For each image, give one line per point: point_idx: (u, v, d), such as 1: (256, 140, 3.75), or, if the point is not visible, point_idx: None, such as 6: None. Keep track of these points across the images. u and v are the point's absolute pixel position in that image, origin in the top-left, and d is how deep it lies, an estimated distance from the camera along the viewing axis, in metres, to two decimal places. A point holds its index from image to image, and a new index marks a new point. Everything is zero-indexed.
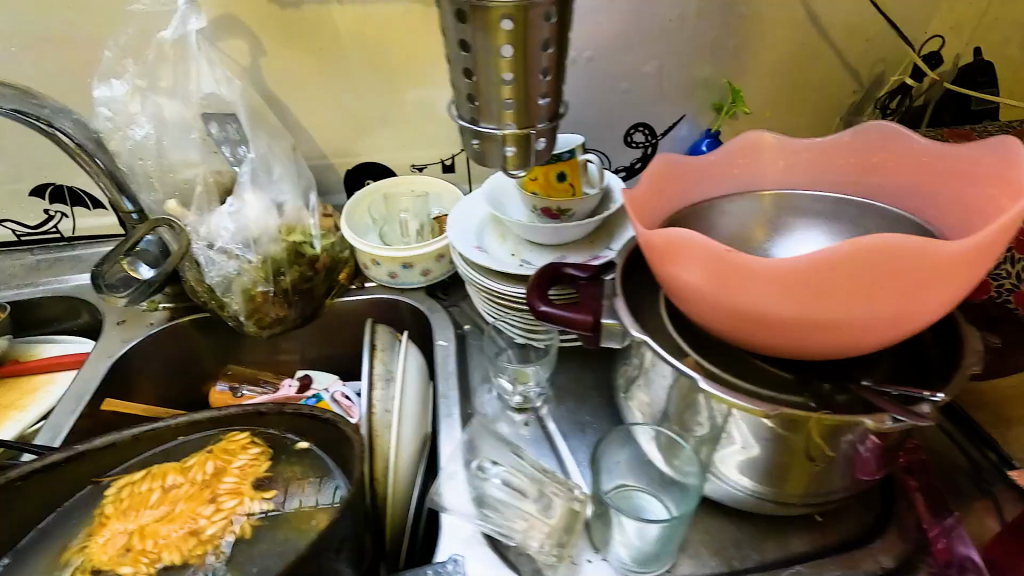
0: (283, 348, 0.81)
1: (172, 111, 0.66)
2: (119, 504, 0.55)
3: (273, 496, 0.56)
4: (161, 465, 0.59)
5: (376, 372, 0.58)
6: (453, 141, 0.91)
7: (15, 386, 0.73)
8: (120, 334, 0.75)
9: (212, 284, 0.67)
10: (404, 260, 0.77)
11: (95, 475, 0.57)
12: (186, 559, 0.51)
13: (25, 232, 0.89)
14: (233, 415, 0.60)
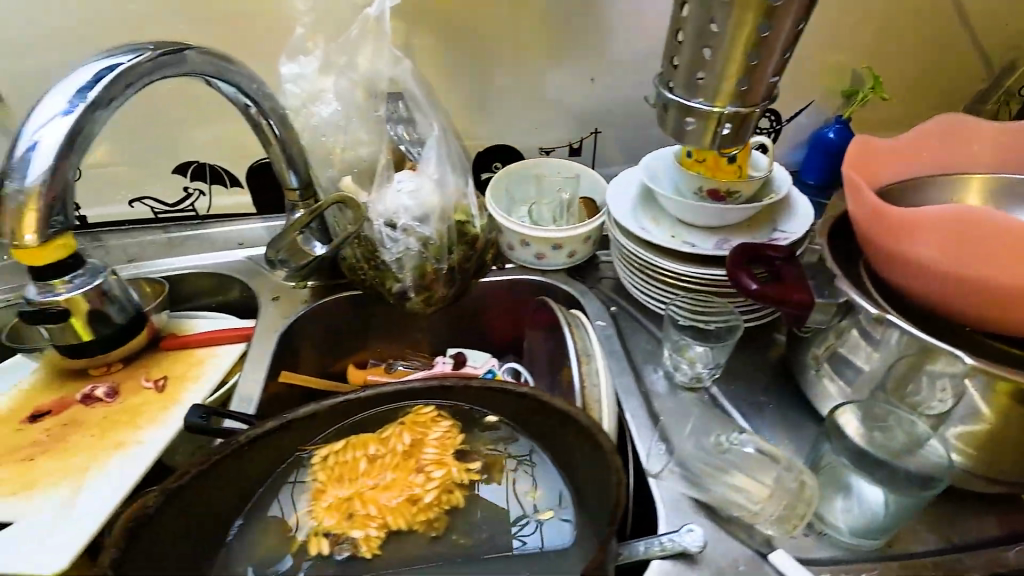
0: (429, 327, 0.82)
1: (353, 90, 0.66)
2: (329, 472, 0.56)
3: (478, 468, 0.57)
4: (358, 434, 0.59)
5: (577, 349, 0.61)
6: (584, 124, 0.91)
7: (180, 359, 0.74)
8: (279, 311, 0.76)
9: (388, 262, 0.69)
10: (555, 241, 0.78)
11: (299, 444, 0.57)
12: (411, 525, 0.53)
13: (163, 209, 0.90)
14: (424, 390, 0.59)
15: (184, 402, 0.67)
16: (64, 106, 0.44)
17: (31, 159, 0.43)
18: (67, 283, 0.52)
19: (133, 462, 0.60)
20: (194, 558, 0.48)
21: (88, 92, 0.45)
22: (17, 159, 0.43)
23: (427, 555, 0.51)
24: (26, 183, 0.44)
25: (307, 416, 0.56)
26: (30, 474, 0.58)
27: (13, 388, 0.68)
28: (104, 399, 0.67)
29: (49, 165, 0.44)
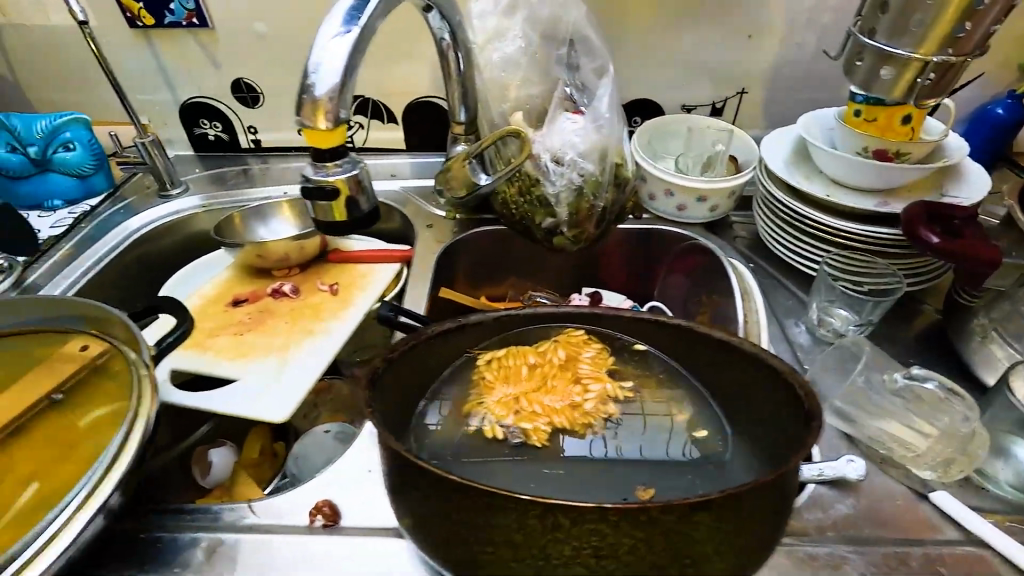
0: (565, 267, 0.87)
1: (535, 30, 0.71)
2: (496, 372, 0.62)
3: (632, 386, 0.62)
4: (518, 346, 0.65)
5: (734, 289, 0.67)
6: (732, 84, 0.91)
7: (342, 271, 0.82)
8: (434, 237, 0.83)
9: (548, 194, 0.73)
10: (700, 193, 0.80)
11: (467, 347, 0.62)
12: (573, 424, 0.58)
13: (325, 139, 0.99)
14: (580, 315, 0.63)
15: (357, 305, 0.75)
16: (341, 26, 0.46)
17: (319, 75, 0.45)
18: (335, 166, 0.52)
19: (324, 344, 0.68)
20: (396, 426, 0.54)
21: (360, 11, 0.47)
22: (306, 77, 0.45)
23: (590, 449, 0.55)
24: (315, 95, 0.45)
25: (478, 323, 0.61)
26: (243, 345, 0.68)
27: (215, 279, 0.80)
28: (289, 295, 0.76)
29: (336, 79, 0.45)
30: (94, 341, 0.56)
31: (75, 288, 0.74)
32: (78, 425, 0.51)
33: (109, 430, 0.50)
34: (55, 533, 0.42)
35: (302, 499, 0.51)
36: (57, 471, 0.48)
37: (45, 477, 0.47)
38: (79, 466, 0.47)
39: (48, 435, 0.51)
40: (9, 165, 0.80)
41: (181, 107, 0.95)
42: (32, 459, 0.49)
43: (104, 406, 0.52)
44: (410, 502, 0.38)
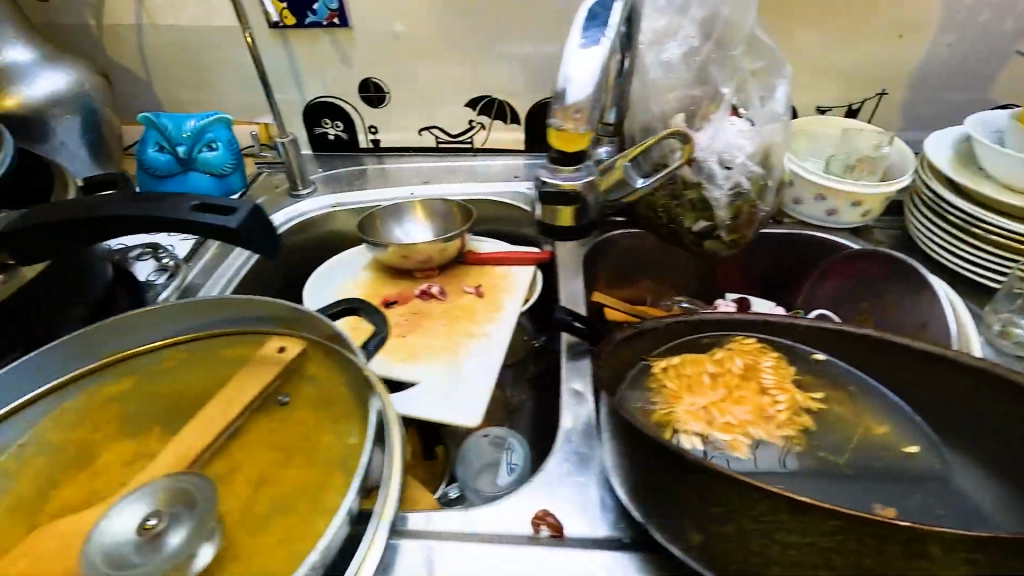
0: (702, 272, 0.85)
1: (702, 29, 0.69)
2: (676, 380, 0.61)
3: (823, 398, 0.60)
4: (692, 353, 0.65)
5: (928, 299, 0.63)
6: (874, 84, 0.88)
7: (480, 273, 0.82)
8: (573, 240, 0.82)
9: (709, 197, 0.71)
10: (856, 198, 0.76)
11: (643, 353, 0.63)
12: (772, 436, 0.56)
13: (445, 139, 0.98)
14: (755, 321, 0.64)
15: (507, 307, 0.75)
16: (584, 38, 0.45)
17: (571, 88, 0.45)
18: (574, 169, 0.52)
19: (490, 347, 0.68)
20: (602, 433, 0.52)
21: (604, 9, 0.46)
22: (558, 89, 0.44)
23: (800, 461, 0.54)
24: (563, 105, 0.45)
25: (653, 329, 0.64)
26: (407, 346, 0.68)
27: (358, 280, 0.81)
28: (437, 297, 0.76)
29: (587, 91, 0.44)
30: (290, 340, 0.57)
31: (230, 286, 0.74)
32: (305, 428, 0.51)
33: (344, 431, 0.50)
34: (367, 545, 0.43)
35: (517, 509, 0.49)
36: (303, 473, 0.48)
37: (292, 481, 0.47)
38: (324, 467, 0.48)
39: (276, 438, 0.51)
40: (156, 163, 0.81)
41: (306, 107, 0.96)
42: (274, 464, 0.49)
43: (328, 408, 0.52)
44: (703, 522, 0.37)
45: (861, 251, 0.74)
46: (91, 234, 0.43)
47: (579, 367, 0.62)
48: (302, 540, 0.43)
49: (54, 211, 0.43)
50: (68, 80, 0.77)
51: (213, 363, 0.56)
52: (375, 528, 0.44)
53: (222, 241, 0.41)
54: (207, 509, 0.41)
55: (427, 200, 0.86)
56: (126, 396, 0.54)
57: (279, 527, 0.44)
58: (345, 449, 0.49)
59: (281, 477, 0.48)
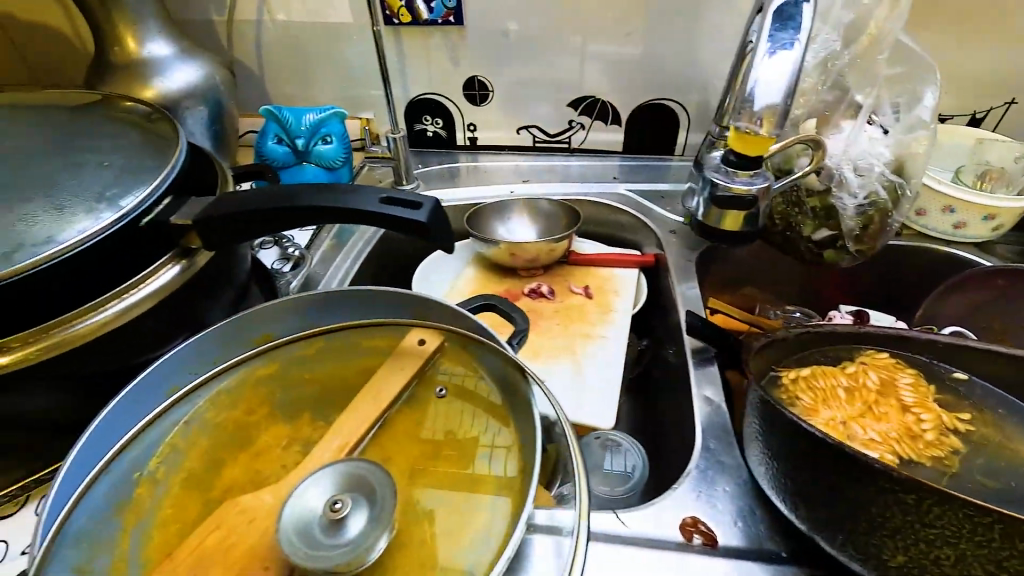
0: (812, 281, 0.83)
1: (840, 33, 0.67)
2: (810, 394, 0.60)
3: (972, 420, 0.57)
4: (823, 366, 0.62)
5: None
6: (1003, 93, 0.83)
7: (586, 274, 0.81)
8: (682, 244, 0.81)
9: (836, 204, 0.69)
10: (991, 211, 0.72)
11: (773, 364, 0.61)
12: (918, 458, 0.54)
13: (543, 139, 0.99)
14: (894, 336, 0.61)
15: (619, 309, 0.74)
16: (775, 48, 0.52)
17: (760, 97, 0.52)
18: (750, 177, 0.59)
19: (609, 348, 0.67)
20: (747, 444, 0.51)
21: (796, 31, 0.52)
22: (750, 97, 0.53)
23: (957, 485, 0.51)
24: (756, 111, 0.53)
25: (784, 339, 0.61)
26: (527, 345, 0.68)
27: (465, 276, 0.82)
28: (547, 297, 0.76)
29: (776, 98, 0.52)
30: (428, 333, 0.57)
31: (347, 277, 0.76)
32: (463, 422, 0.52)
33: (504, 426, 0.50)
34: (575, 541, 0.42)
35: (665, 514, 0.49)
36: (471, 468, 0.48)
37: (460, 474, 0.48)
38: (493, 463, 0.48)
39: (432, 433, 0.51)
40: (276, 155, 0.84)
41: (409, 103, 0.97)
42: (437, 459, 0.49)
43: (483, 402, 0.52)
44: (911, 545, 0.36)
45: (995, 267, 0.70)
46: (281, 224, 0.44)
47: (707, 374, 0.61)
48: (492, 536, 0.42)
49: (246, 204, 0.44)
50: (200, 73, 0.80)
51: (349, 354, 0.57)
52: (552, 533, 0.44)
53: (414, 236, 0.43)
54: (387, 504, 0.41)
55: (532, 199, 0.86)
56: (276, 384, 0.54)
57: (464, 522, 0.44)
58: (508, 446, 0.48)
59: (448, 471, 0.48)
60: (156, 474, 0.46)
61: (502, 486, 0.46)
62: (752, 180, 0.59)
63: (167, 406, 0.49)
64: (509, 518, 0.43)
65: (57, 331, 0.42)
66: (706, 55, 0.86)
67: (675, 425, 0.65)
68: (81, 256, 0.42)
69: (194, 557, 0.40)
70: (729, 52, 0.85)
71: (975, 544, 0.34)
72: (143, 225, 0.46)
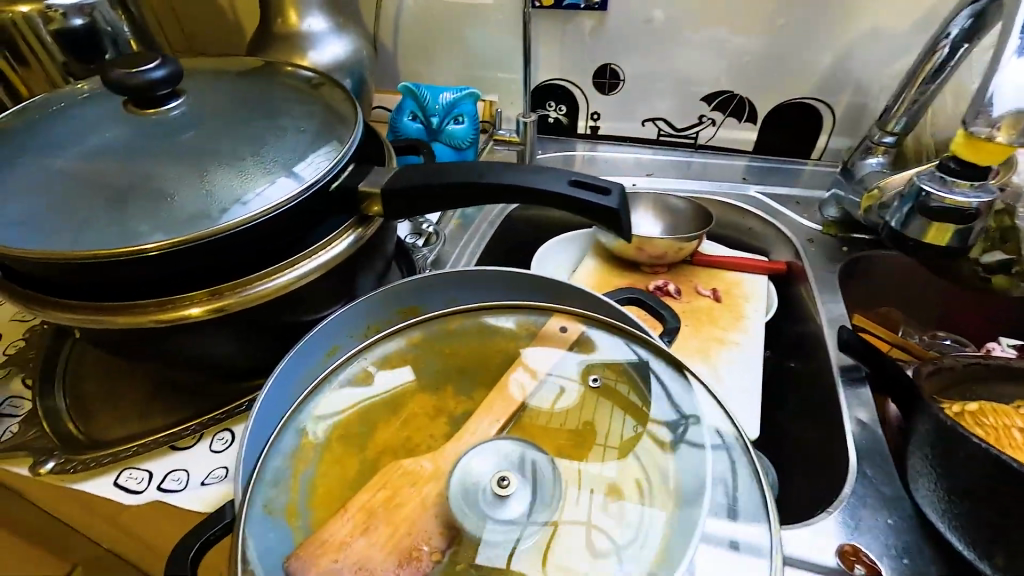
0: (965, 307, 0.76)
1: None
2: (979, 430, 0.55)
3: None
4: (991, 402, 0.57)
5: None
6: None
7: (712, 276, 0.78)
8: (821, 255, 0.76)
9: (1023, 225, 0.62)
10: None
11: (936, 394, 0.56)
12: None
13: (668, 133, 0.96)
14: None
15: (752, 316, 0.71)
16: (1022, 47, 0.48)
17: (996, 103, 0.49)
18: (970, 188, 0.58)
19: (745, 355, 0.65)
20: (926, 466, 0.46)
21: None
22: (980, 106, 0.50)
23: None
24: (989, 120, 0.50)
25: (950, 368, 0.57)
26: None
27: (585, 267, 0.81)
28: (674, 296, 0.74)
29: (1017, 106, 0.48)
30: (572, 320, 0.55)
31: (473, 257, 0.77)
32: (612, 418, 0.50)
33: (661, 429, 0.48)
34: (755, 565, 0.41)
35: (818, 538, 0.46)
36: (628, 468, 0.47)
37: (615, 472, 0.47)
38: (652, 466, 0.47)
39: (580, 425, 0.50)
40: (409, 132, 0.86)
41: (535, 88, 0.97)
42: (588, 452, 0.48)
43: (634, 400, 0.51)
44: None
45: None
46: (462, 199, 0.45)
47: (858, 396, 0.57)
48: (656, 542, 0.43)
49: (435, 174, 0.46)
50: (349, 47, 0.83)
51: (491, 332, 0.56)
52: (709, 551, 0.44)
53: (599, 222, 0.42)
54: (553, 494, 0.44)
55: (662, 195, 0.84)
56: (421, 355, 0.54)
57: (626, 523, 0.44)
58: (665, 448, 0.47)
59: (603, 467, 0.47)
60: (320, 432, 0.47)
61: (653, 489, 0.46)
62: (973, 192, 0.57)
63: (330, 370, 0.50)
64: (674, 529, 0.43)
65: (246, 288, 0.45)
66: (866, 53, 0.80)
67: (811, 444, 0.62)
68: (277, 217, 0.45)
69: (366, 517, 0.42)
70: (894, 51, 0.79)
71: None
72: (331, 190, 0.47)
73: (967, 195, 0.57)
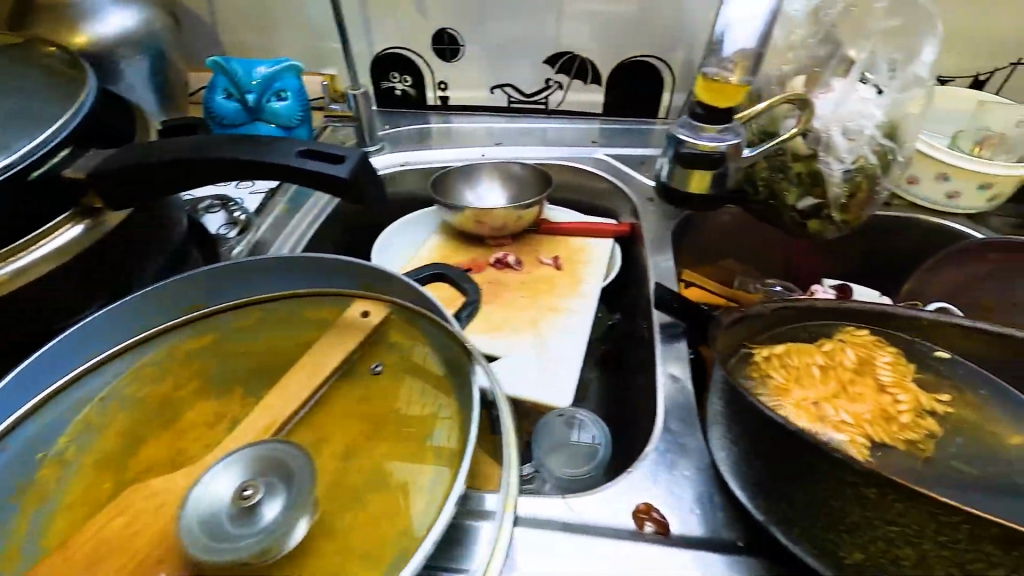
0: (792, 252, 0.79)
1: None
2: (783, 372, 0.56)
3: (949, 400, 0.54)
4: (798, 342, 0.59)
5: None
6: (1009, 53, 0.78)
7: (557, 244, 0.77)
8: (658, 212, 0.76)
9: (826, 170, 0.64)
10: (986, 180, 0.68)
11: (745, 340, 0.57)
12: (891, 438, 0.51)
13: (518, 99, 0.92)
14: (870, 310, 0.58)
15: (589, 281, 0.70)
16: None
17: None
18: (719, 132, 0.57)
19: (577, 321, 0.63)
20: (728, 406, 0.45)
21: None
22: None
23: (929, 468, 0.48)
24: None
25: (758, 314, 0.58)
26: (486, 317, 0.64)
27: (427, 245, 0.77)
28: (514, 268, 0.72)
29: None
30: (373, 305, 0.52)
31: (300, 243, 0.71)
32: (401, 402, 0.48)
33: (443, 405, 0.46)
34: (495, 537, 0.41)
35: (617, 500, 0.46)
36: (410, 453, 0.44)
37: (397, 460, 0.44)
38: (433, 446, 0.44)
39: (370, 415, 0.48)
40: (224, 112, 0.77)
41: (375, 57, 0.90)
42: (373, 440, 0.46)
43: (423, 382, 0.49)
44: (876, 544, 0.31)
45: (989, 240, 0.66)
46: (203, 175, 0.40)
47: (674, 351, 0.58)
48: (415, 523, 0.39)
49: (156, 152, 0.40)
50: (139, 18, 0.74)
51: (287, 328, 0.53)
52: (501, 520, 0.41)
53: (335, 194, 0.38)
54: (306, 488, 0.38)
55: (504, 163, 0.81)
56: (211, 355, 0.51)
57: (403, 509, 0.40)
58: (449, 421, 0.45)
59: (384, 455, 0.45)
60: (67, 455, 0.43)
61: (432, 463, 0.43)
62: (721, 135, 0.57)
63: (81, 370, 0.45)
64: (432, 508, 0.39)
65: None
66: (692, 7, 0.80)
67: (641, 402, 0.62)
68: None
69: (91, 551, 0.36)
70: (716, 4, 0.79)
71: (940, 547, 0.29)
72: (32, 179, 0.41)
73: (761, 141, 0.68)
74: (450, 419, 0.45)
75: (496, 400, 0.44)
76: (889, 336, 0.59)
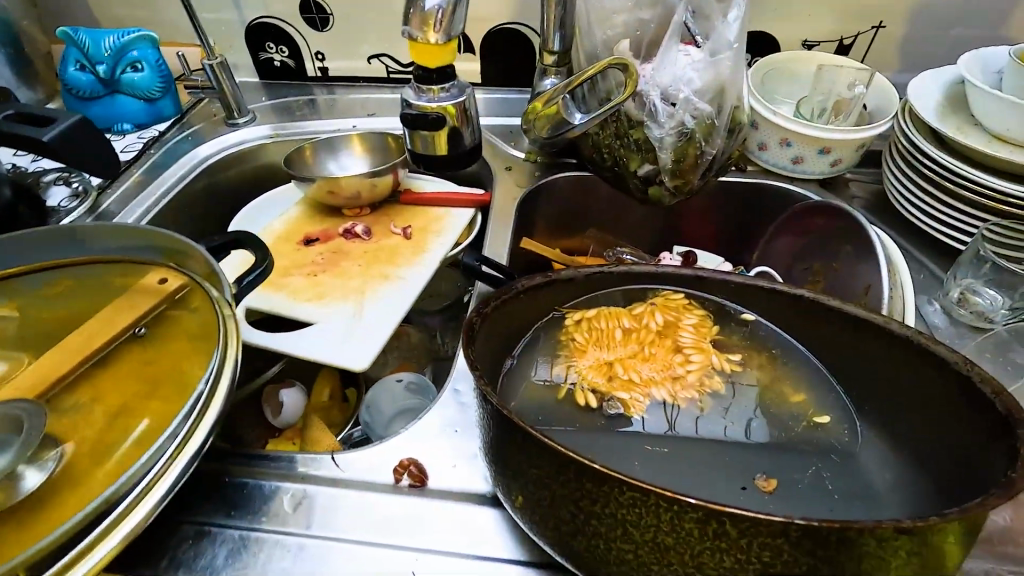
0: (652, 219, 0.80)
1: None
2: (587, 334, 0.56)
3: (740, 359, 0.55)
4: (611, 305, 0.57)
5: (882, 261, 0.59)
6: (869, 16, 0.78)
7: (414, 214, 0.77)
8: (514, 181, 0.77)
9: (652, 137, 0.64)
10: (824, 144, 0.69)
11: (556, 303, 0.56)
12: (673, 397, 0.52)
13: (397, 69, 0.92)
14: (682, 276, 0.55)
15: (433, 249, 0.71)
16: None
17: None
18: (442, 92, 0.61)
19: (403, 290, 0.64)
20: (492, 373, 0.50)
21: None
22: None
23: (693, 426, 0.49)
24: None
25: (568, 279, 0.55)
26: (318, 286, 0.65)
27: (285, 216, 0.77)
28: (362, 237, 0.72)
29: None
30: (172, 273, 0.54)
31: (147, 216, 0.71)
32: (163, 364, 0.49)
33: (196, 368, 0.47)
34: (152, 480, 0.39)
35: (387, 455, 0.49)
36: (152, 412, 0.45)
37: (140, 419, 0.45)
38: (173, 404, 0.45)
39: (131, 376, 0.48)
40: (79, 83, 0.78)
41: (248, 27, 0.90)
42: (122, 399, 0.46)
43: (187, 347, 0.49)
44: (526, 485, 0.33)
45: (818, 204, 0.67)
46: None
47: None
48: (118, 473, 0.41)
49: None
50: None
51: (89, 296, 0.54)
52: (168, 463, 0.40)
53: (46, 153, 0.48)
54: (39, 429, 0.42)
55: (364, 133, 0.81)
56: (5, 319, 0.52)
57: (122, 462, 0.42)
58: (196, 381, 0.46)
59: (128, 415, 0.45)
60: None
61: (163, 422, 0.44)
62: (442, 95, 0.61)
63: None
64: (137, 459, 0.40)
65: None
66: None
67: None
68: None
69: None
70: None
71: (560, 484, 0.30)
72: None
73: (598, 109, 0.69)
74: (192, 384, 0.46)
75: (226, 363, 0.45)
76: (701, 298, 0.56)
